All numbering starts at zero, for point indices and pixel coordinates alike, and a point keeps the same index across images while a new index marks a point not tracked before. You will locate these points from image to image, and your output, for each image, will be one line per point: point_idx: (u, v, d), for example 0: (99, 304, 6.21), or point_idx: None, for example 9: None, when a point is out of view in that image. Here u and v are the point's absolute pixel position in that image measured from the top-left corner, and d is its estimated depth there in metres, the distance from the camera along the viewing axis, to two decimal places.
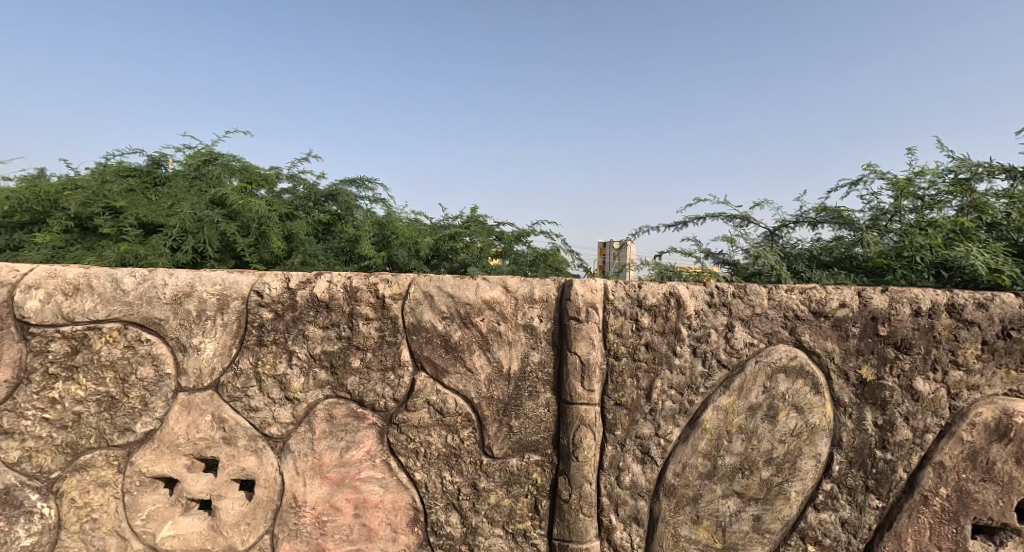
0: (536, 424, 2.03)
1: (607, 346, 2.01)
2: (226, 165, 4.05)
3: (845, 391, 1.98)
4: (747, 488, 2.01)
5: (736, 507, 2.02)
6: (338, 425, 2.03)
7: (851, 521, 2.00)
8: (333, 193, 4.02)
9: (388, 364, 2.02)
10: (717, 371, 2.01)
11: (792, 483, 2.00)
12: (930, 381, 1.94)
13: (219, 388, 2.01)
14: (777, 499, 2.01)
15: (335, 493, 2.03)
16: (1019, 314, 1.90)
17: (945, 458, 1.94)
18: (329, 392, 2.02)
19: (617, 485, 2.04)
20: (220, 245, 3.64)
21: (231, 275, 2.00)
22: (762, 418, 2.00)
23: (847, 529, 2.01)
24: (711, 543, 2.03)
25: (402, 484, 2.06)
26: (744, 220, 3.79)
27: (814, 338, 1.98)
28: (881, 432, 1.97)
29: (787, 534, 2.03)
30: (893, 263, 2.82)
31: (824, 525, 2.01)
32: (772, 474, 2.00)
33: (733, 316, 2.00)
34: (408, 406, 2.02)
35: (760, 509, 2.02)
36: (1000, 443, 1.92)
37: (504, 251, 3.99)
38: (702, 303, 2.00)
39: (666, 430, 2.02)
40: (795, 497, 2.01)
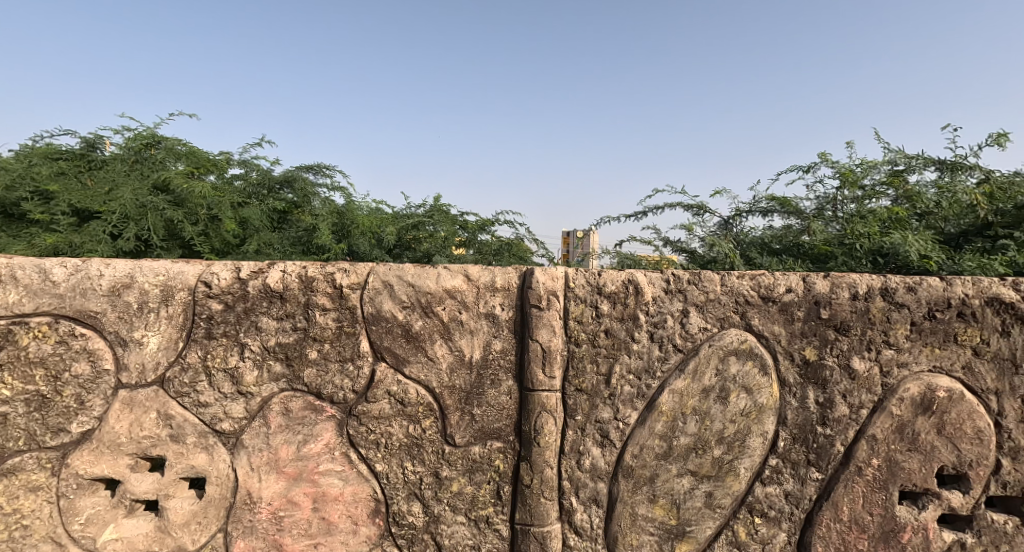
0: (498, 412, 2.07)
1: (568, 333, 2.06)
2: (170, 149, 3.94)
3: (790, 372, 2.08)
4: (700, 466, 2.11)
5: (690, 484, 2.11)
6: (295, 418, 2.02)
7: (794, 493, 2.12)
8: (288, 179, 3.95)
9: (347, 355, 2.02)
10: (673, 355, 2.08)
11: (740, 460, 2.10)
12: (865, 360, 2.06)
13: (165, 384, 1.98)
14: (727, 476, 2.11)
15: (291, 488, 2.03)
16: (944, 297, 2.03)
17: (877, 431, 2.07)
18: (285, 385, 2.01)
19: (578, 468, 2.10)
20: (165, 233, 3.52)
21: (176, 266, 1.96)
22: (714, 400, 2.09)
23: (790, 501, 2.12)
24: (666, 521, 2.12)
25: (363, 475, 2.07)
26: (700, 208, 3.90)
27: (762, 322, 2.07)
28: (822, 409, 2.09)
29: (736, 508, 2.13)
30: (835, 250, 2.96)
31: (770, 498, 2.12)
32: (723, 452, 2.10)
33: (689, 302, 2.07)
34: (368, 397, 2.03)
35: (711, 485, 2.11)
36: (925, 416, 2.06)
37: (468, 240, 3.99)
38: (658, 289, 2.07)
39: (625, 414, 2.09)
40: (743, 473, 2.11)
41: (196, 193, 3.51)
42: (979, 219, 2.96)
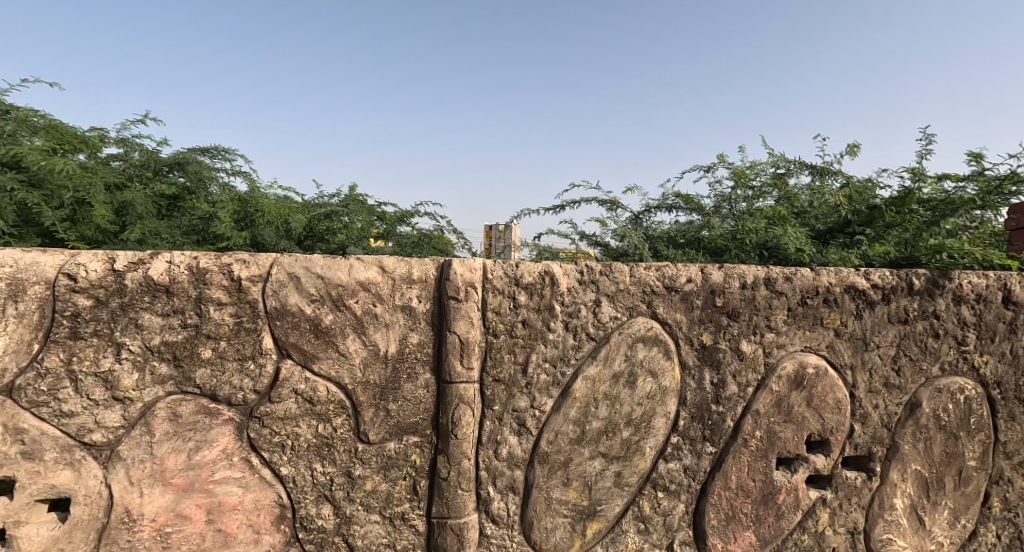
0: (415, 406, 2.10)
1: (486, 325, 2.12)
2: (24, 120, 3.36)
3: (690, 355, 2.26)
4: (610, 448, 2.24)
5: (601, 466, 2.24)
6: (186, 424, 1.94)
7: (691, 467, 2.31)
8: (179, 161, 3.64)
9: (247, 352, 1.97)
10: (586, 343, 2.20)
11: (646, 440, 2.25)
12: (751, 343, 2.30)
13: (15, 393, 1.80)
14: (634, 456, 2.25)
15: (182, 500, 1.95)
16: (812, 286, 2.32)
17: (760, 406, 2.32)
18: (174, 388, 1.92)
19: (494, 457, 2.17)
20: (17, 218, 2.98)
21: (30, 256, 1.80)
22: (623, 384, 2.22)
23: (688, 474, 2.31)
24: (579, 502, 2.23)
25: (266, 481, 2.02)
26: (613, 204, 4.09)
27: (667, 310, 2.23)
28: (716, 389, 2.30)
29: (642, 485, 2.28)
30: (729, 244, 3.22)
31: (671, 473, 2.29)
32: (631, 433, 2.24)
33: (601, 292, 2.19)
34: (272, 397, 1.99)
35: (620, 465, 2.25)
36: (797, 390, 2.35)
37: (387, 232, 3.96)
38: (572, 281, 2.17)
39: (541, 402, 2.18)
40: (648, 452, 2.27)
41: (60, 171, 3.06)
42: (843, 218, 3.62)
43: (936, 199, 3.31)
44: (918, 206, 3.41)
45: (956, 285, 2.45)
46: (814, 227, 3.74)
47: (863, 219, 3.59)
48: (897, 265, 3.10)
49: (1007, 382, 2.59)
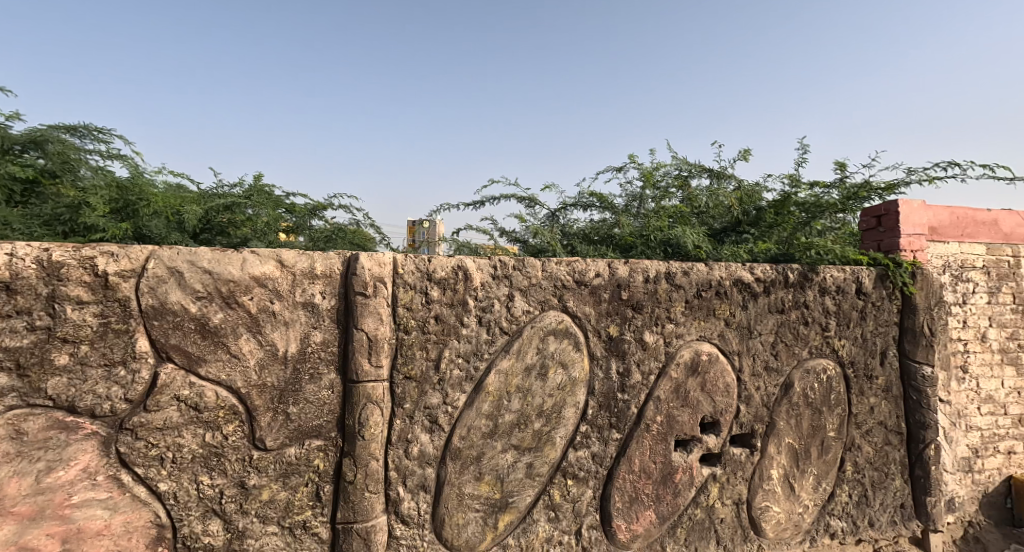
0: (318, 408, 2.08)
1: (396, 321, 2.19)
2: None
3: (598, 346, 2.54)
4: (522, 440, 2.41)
5: (513, 458, 2.40)
6: (35, 442, 1.78)
7: (598, 454, 2.57)
8: (39, 140, 3.15)
9: (116, 357, 1.85)
10: (499, 337, 2.37)
11: (557, 430, 2.47)
12: (654, 333, 2.64)
13: None
14: (545, 446, 2.45)
15: (27, 531, 1.75)
16: (706, 280, 2.74)
17: (662, 393, 2.67)
18: (19, 401, 1.76)
19: (405, 457, 2.22)
20: None
21: None
22: (535, 377, 2.42)
23: (596, 460, 2.57)
24: (491, 495, 2.37)
25: (141, 500, 1.90)
26: (530, 201, 4.13)
27: (576, 304, 2.48)
28: (621, 378, 2.59)
29: (553, 474, 2.50)
30: (637, 241, 3.34)
31: (580, 460, 2.53)
32: (542, 424, 2.44)
33: (514, 287, 2.39)
34: (147, 405, 1.88)
35: (532, 457, 2.43)
36: (692, 376, 2.73)
37: (297, 226, 3.76)
38: (486, 275, 2.34)
39: (453, 397, 2.30)
40: (559, 441, 2.48)
41: None
42: (733, 219, 3.97)
43: (807, 202, 3.82)
44: (794, 207, 3.86)
45: (820, 279, 3.04)
46: (712, 226, 4.03)
47: (752, 220, 3.92)
48: (776, 259, 3.52)
49: (859, 362, 3.18)
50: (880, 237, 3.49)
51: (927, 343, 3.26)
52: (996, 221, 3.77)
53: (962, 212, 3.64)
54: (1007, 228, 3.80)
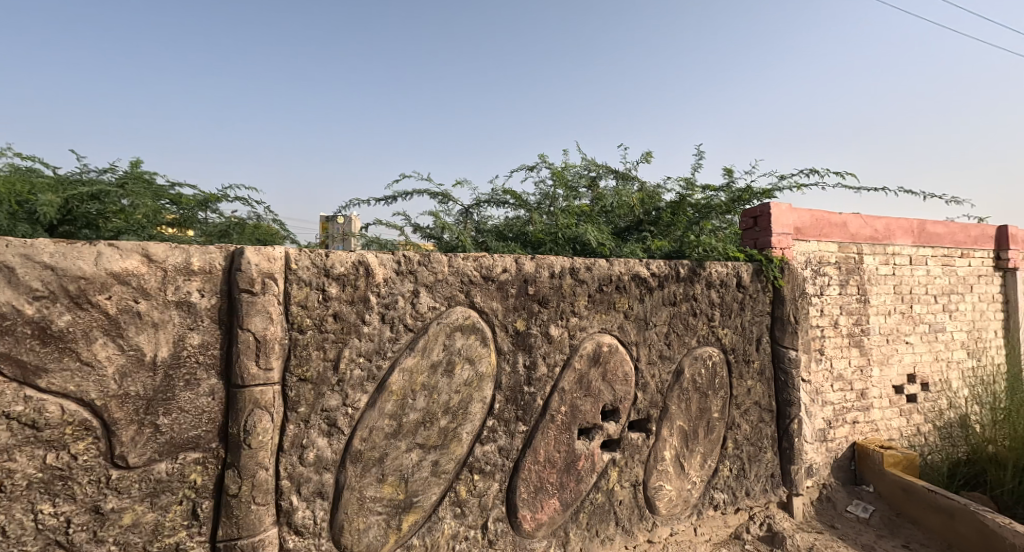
0: (195, 418, 1.94)
1: (290, 321, 2.21)
2: None
3: (506, 341, 2.72)
4: (428, 438, 2.51)
5: (418, 457, 2.49)
6: None
7: (505, 447, 2.74)
8: None
9: None
10: (403, 335, 2.46)
11: (463, 426, 2.61)
12: (559, 327, 2.88)
13: None
14: (451, 442, 2.58)
15: None
16: (606, 275, 3.03)
17: (565, 384, 2.90)
18: None
19: (299, 463, 2.25)
20: None
21: None
22: (442, 374, 2.54)
23: (503, 453, 2.73)
24: (395, 496, 2.44)
25: None
26: (443, 197, 4.03)
27: (484, 299, 2.65)
28: (527, 371, 2.79)
29: (459, 470, 2.63)
30: (546, 239, 3.40)
31: (487, 455, 2.69)
32: (449, 421, 2.56)
33: (420, 282, 2.49)
34: None
35: (438, 454, 2.54)
36: (594, 367, 2.98)
37: (187, 219, 3.32)
38: (390, 271, 2.43)
39: (354, 398, 2.35)
40: (464, 437, 2.62)
41: None
42: (636, 218, 4.11)
43: (699, 202, 4.08)
44: (688, 207, 4.09)
45: (707, 274, 3.41)
46: (617, 225, 4.14)
47: (652, 219, 4.10)
48: (669, 256, 3.72)
49: (739, 349, 3.56)
50: (755, 236, 3.84)
51: (794, 330, 3.66)
52: (845, 222, 4.16)
53: (820, 214, 4.02)
54: (853, 229, 4.20)
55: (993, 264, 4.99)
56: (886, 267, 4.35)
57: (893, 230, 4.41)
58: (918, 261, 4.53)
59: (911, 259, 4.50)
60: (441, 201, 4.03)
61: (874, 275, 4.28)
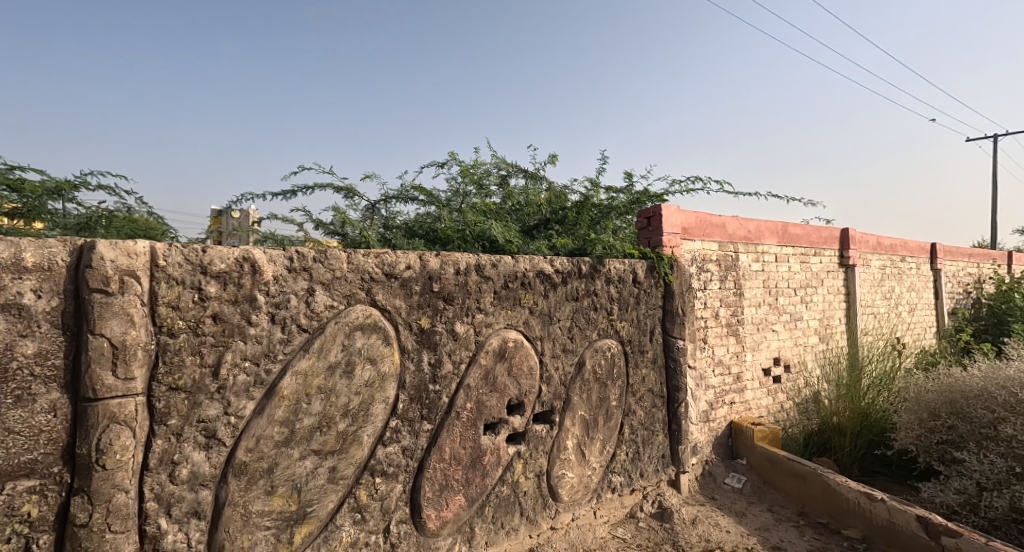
0: (31, 439, 1.85)
1: (159, 323, 2.07)
2: None
3: (409, 339, 2.69)
4: (324, 444, 2.44)
5: (313, 464, 2.42)
6: None
7: (409, 447, 2.69)
8: None
9: None
10: (296, 336, 2.38)
11: (363, 428, 2.55)
12: (465, 324, 2.86)
13: None
14: (350, 446, 2.52)
15: None
16: (512, 272, 3.04)
17: (471, 381, 2.88)
18: None
19: (170, 482, 2.11)
20: None
21: None
22: (340, 375, 2.49)
23: (407, 454, 2.69)
24: (286, 508, 2.35)
25: None
26: (348, 192, 3.82)
27: (385, 296, 2.61)
28: (432, 369, 2.76)
29: (359, 475, 2.56)
30: None
31: (390, 456, 2.63)
32: (347, 424, 2.50)
33: (314, 280, 2.43)
34: None
35: (335, 460, 2.48)
36: (500, 362, 2.99)
37: (34, 210, 2.79)
38: (281, 268, 2.35)
39: (238, 406, 2.25)
40: (365, 440, 2.56)
41: None
42: (544, 217, 4.12)
43: (603, 203, 4.18)
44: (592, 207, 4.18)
45: (606, 270, 3.50)
46: (526, 223, 4.13)
47: (560, 218, 4.12)
48: (572, 253, 3.76)
49: (636, 340, 3.68)
50: (649, 236, 3.95)
51: (682, 321, 3.87)
52: (724, 224, 4.40)
53: (703, 215, 4.22)
54: (731, 230, 4.45)
55: (838, 261, 5.50)
56: (756, 264, 4.66)
57: (763, 231, 4.74)
58: (782, 259, 4.91)
59: (776, 256, 4.86)
60: (346, 196, 3.84)
61: (747, 271, 4.58)
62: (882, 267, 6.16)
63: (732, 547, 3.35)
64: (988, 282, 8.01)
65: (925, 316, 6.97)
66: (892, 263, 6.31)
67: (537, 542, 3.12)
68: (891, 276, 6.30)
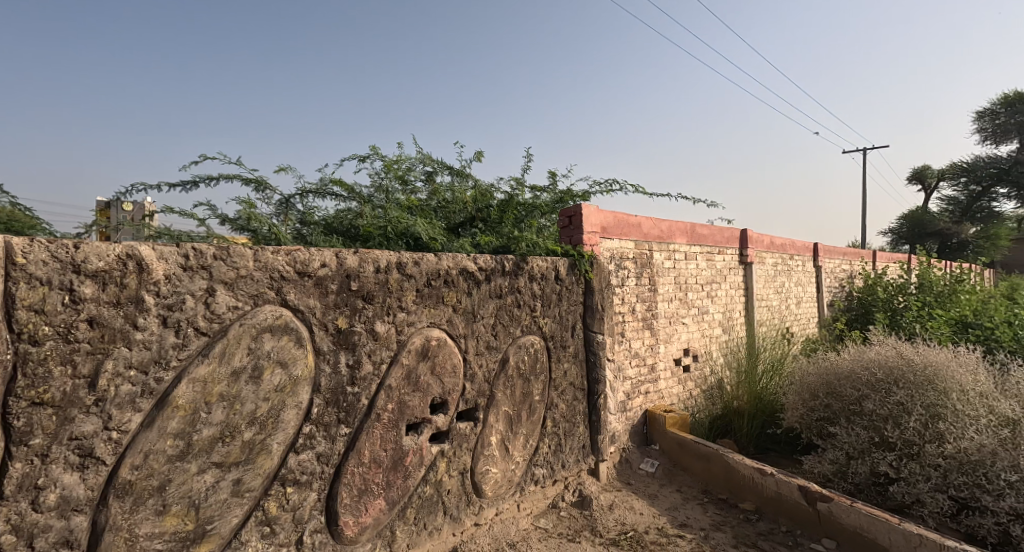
0: None
1: (20, 329, 1.83)
2: None
3: (325, 341, 2.52)
4: (227, 455, 2.25)
5: (213, 478, 2.22)
6: None
7: (325, 453, 2.53)
8: None
9: None
10: (193, 340, 2.17)
11: (273, 436, 2.37)
12: (385, 323, 2.73)
13: None
14: (257, 456, 2.33)
15: None
16: (435, 269, 2.93)
17: (393, 381, 2.76)
18: None
19: (35, 509, 1.87)
20: None
21: None
22: (246, 381, 2.29)
23: (322, 460, 2.52)
24: (182, 527, 2.15)
25: None
26: (259, 184, 3.56)
27: (298, 296, 2.44)
28: (351, 371, 2.61)
29: (268, 486, 2.38)
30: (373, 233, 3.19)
31: (303, 464, 2.46)
32: (254, 433, 2.31)
33: (215, 279, 2.22)
34: None
35: (240, 472, 2.29)
36: (423, 361, 2.88)
37: None
38: (175, 266, 2.13)
39: (123, 419, 2.02)
40: (275, 448, 2.38)
41: None
42: (469, 214, 4.03)
43: (527, 202, 4.18)
44: (517, 206, 4.16)
45: (529, 268, 3.47)
46: (451, 220, 4.04)
47: (484, 216, 4.04)
48: (496, 251, 3.70)
49: (558, 336, 3.69)
50: (570, 235, 3.97)
51: (601, 316, 3.92)
52: (640, 223, 4.49)
53: (619, 214, 4.29)
54: (646, 229, 4.55)
55: (738, 258, 5.80)
56: (667, 263, 4.80)
57: (674, 231, 4.89)
58: (691, 257, 5.10)
59: (686, 255, 5.04)
60: (255, 188, 3.57)
61: (660, 268, 4.72)
62: (775, 264, 6.56)
63: (645, 529, 3.43)
64: (858, 277, 8.79)
65: (810, 308, 7.52)
66: (783, 260, 6.75)
67: (461, 540, 3.05)
68: (782, 273, 6.73)
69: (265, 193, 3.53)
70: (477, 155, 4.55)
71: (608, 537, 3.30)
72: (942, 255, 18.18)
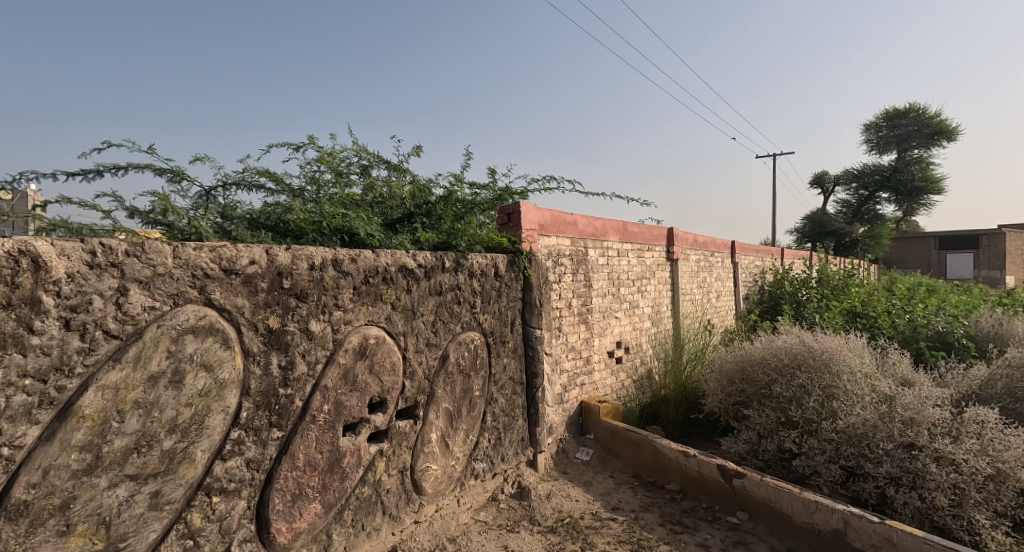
0: None
1: None
2: None
3: (254, 342, 2.40)
4: (143, 466, 2.10)
5: (128, 492, 2.07)
6: None
7: (254, 458, 2.40)
8: None
9: None
10: (103, 344, 2.00)
11: (197, 444, 2.23)
12: (320, 322, 2.63)
13: None
14: (179, 466, 2.19)
15: None
16: (373, 267, 2.85)
17: (329, 381, 2.66)
18: None
19: None
20: None
21: None
22: (165, 386, 2.14)
23: (252, 466, 2.40)
24: (90, 546, 1.99)
25: None
26: (175, 175, 3.34)
27: (224, 295, 2.31)
28: (283, 372, 2.49)
29: (192, 496, 2.24)
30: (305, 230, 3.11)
31: (230, 472, 2.33)
32: (175, 441, 2.17)
33: (129, 277, 2.06)
34: None
35: (158, 483, 2.14)
36: (360, 360, 2.79)
37: None
38: (79, 264, 1.96)
39: (19, 432, 1.84)
40: (199, 457, 2.24)
41: None
42: (408, 210, 3.95)
43: (467, 199, 4.16)
44: (456, 203, 4.12)
45: (469, 265, 3.43)
46: (389, 215, 3.94)
47: (424, 212, 3.97)
48: (436, 248, 3.66)
49: (497, 332, 3.67)
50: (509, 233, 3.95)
51: (539, 312, 3.94)
52: (576, 221, 4.53)
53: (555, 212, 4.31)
54: (582, 227, 4.61)
55: (667, 255, 5.98)
56: (601, 259, 4.89)
57: (608, 229, 4.97)
58: (623, 254, 5.21)
59: (618, 252, 5.14)
60: (171, 176, 3.35)
61: (595, 264, 4.79)
62: (699, 260, 6.82)
63: (580, 515, 3.47)
64: (768, 272, 9.28)
65: (730, 301, 7.87)
66: (705, 257, 7.03)
67: (399, 540, 2.97)
68: (705, 268, 7.01)
69: (183, 183, 3.32)
70: (416, 149, 4.45)
71: (545, 526, 3.33)
72: (840, 251, 19.56)
